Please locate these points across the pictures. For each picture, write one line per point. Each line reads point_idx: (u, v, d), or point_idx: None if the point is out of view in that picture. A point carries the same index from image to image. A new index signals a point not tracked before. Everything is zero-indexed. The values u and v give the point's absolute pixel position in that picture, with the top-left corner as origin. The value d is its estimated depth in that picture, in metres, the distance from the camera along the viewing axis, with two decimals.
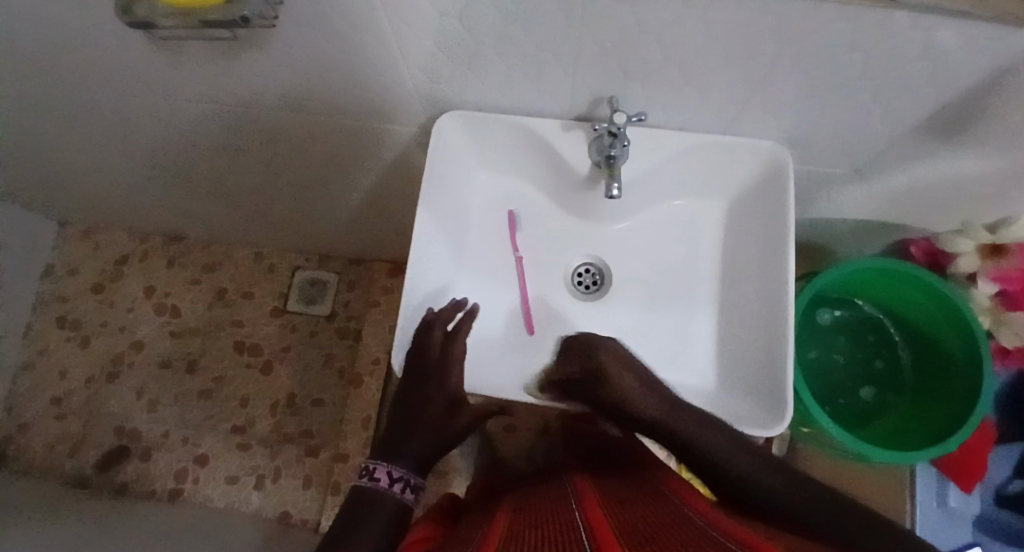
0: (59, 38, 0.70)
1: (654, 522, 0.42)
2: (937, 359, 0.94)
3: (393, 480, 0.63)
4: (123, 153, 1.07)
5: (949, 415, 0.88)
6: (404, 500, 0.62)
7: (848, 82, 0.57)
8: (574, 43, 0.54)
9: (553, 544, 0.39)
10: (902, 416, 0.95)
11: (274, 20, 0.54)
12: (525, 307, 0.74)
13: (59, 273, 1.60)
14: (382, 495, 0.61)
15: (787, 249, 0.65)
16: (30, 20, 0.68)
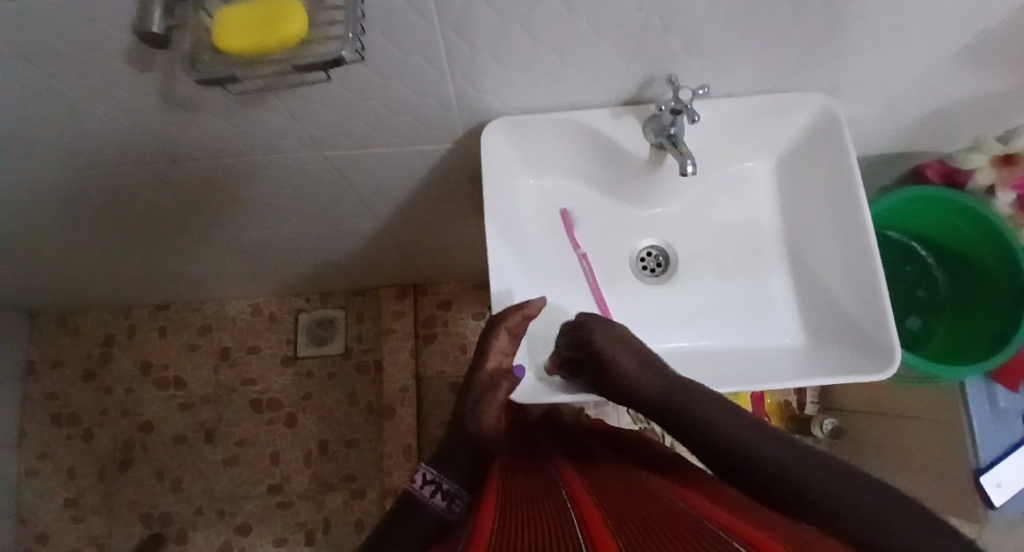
0: (49, 119, 0.64)
1: (649, 516, 0.36)
2: (975, 272, 0.96)
3: (425, 482, 0.60)
4: (107, 228, 0.99)
5: (1001, 322, 0.91)
6: (432, 504, 0.57)
7: (899, 19, 0.57)
8: (639, 23, 0.52)
9: (542, 530, 0.34)
10: (951, 333, 0.98)
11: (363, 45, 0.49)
12: (600, 304, 0.71)
13: (43, 368, 1.49)
14: (412, 498, 0.58)
15: (858, 192, 0.64)
16: (15, 105, 0.62)
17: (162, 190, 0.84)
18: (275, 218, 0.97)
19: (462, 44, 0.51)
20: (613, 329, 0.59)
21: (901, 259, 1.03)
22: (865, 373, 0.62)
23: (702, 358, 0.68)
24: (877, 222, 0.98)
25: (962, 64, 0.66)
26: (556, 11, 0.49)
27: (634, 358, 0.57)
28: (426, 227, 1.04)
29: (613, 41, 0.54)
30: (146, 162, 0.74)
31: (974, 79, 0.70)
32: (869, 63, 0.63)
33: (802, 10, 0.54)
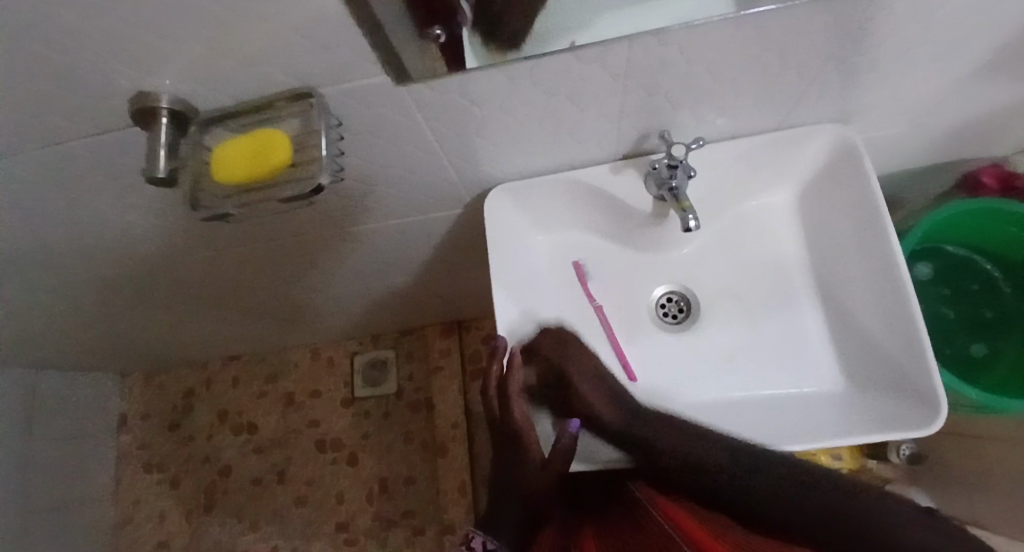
0: (105, 235, 0.71)
1: None
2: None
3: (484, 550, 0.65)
4: (171, 304, 1.06)
5: None
6: None
7: (900, 52, 0.54)
8: (620, 91, 0.54)
9: None
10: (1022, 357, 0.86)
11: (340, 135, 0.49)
12: (620, 359, 0.69)
13: (133, 422, 1.60)
14: None
15: (887, 229, 0.61)
16: (74, 229, 0.68)
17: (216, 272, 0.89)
18: (318, 282, 1.02)
19: (452, 131, 0.55)
20: (587, 360, 0.67)
21: (961, 279, 0.92)
22: (905, 427, 0.58)
23: (730, 408, 0.66)
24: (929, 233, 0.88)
25: (982, 82, 0.62)
26: (534, 95, 0.52)
27: (598, 386, 0.66)
28: (459, 275, 1.07)
29: (598, 107, 0.56)
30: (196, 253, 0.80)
31: (1003, 92, 0.65)
32: (878, 92, 0.61)
33: (789, 58, 0.53)
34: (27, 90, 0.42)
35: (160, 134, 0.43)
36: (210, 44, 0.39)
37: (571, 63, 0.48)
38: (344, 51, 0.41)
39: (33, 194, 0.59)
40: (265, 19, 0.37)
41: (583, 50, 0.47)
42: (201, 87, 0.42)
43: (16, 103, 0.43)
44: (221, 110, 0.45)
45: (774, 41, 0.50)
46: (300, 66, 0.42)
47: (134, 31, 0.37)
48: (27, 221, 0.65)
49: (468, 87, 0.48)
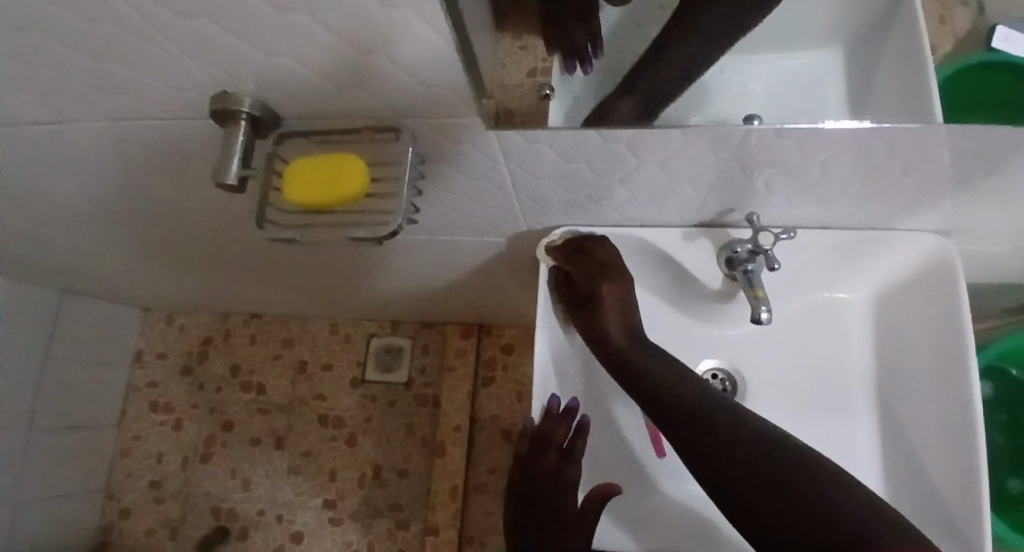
0: (156, 202, 0.70)
1: None
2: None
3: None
4: (210, 259, 1.02)
5: None
6: None
7: (1011, 172, 0.50)
8: (709, 166, 0.51)
9: None
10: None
11: (421, 163, 0.50)
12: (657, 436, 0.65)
13: (148, 358, 1.51)
14: None
15: (968, 360, 0.56)
16: (131, 194, 0.68)
17: (263, 242, 0.86)
18: (363, 266, 0.97)
19: (528, 174, 0.54)
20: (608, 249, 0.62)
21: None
22: None
23: None
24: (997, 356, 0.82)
25: None
26: (620, 153, 0.50)
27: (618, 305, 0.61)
28: (500, 289, 1.04)
29: (687, 176, 0.53)
30: (247, 222, 0.74)
31: None
32: (992, 216, 0.57)
33: (912, 168, 0.51)
34: (105, 66, 0.39)
35: (237, 136, 0.41)
36: (305, 63, 0.37)
37: (674, 137, 0.48)
38: (443, 91, 0.39)
39: (102, 158, 0.59)
40: (368, 53, 0.36)
41: (691, 128, 0.47)
42: (289, 100, 0.41)
43: (90, 74, 0.41)
44: (307, 125, 0.44)
45: (900, 153, 0.49)
46: (393, 102, 0.41)
47: (232, 41, 0.35)
48: (80, 166, 0.61)
49: (557, 141, 0.48)
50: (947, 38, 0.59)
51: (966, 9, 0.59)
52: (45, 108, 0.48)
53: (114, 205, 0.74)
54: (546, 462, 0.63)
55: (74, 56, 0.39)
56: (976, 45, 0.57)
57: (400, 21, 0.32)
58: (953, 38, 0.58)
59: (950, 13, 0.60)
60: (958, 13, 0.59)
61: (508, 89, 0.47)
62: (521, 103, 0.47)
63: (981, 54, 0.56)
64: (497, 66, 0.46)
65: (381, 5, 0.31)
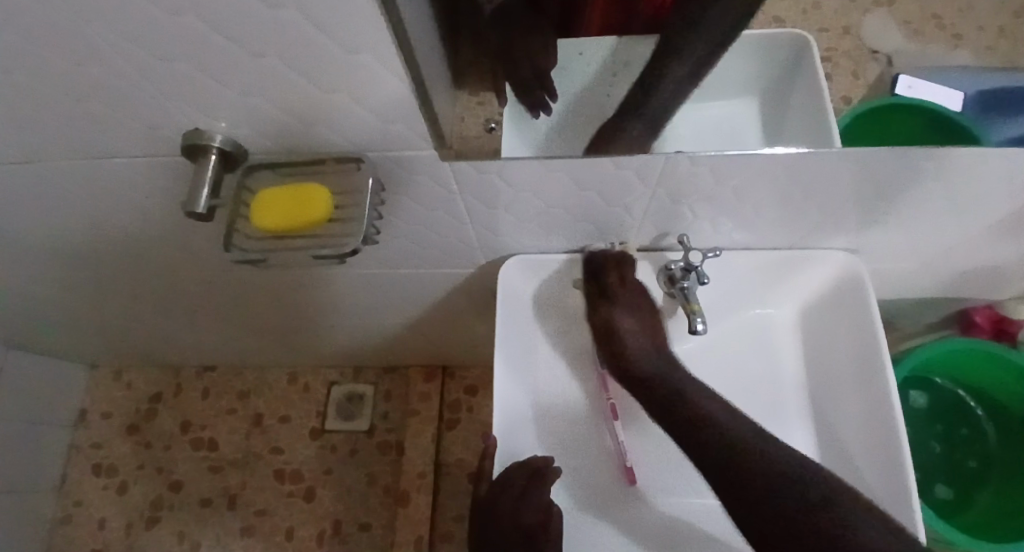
0: (114, 238, 0.70)
1: None
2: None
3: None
4: (162, 303, 0.99)
5: None
6: None
7: (903, 191, 0.57)
8: (643, 192, 0.58)
9: None
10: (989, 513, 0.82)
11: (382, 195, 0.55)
12: (618, 453, 0.68)
13: (93, 418, 1.43)
14: None
15: (884, 363, 0.62)
16: (87, 230, 0.68)
17: (221, 280, 0.86)
18: (326, 307, 0.98)
19: (480, 202, 0.59)
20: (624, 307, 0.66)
21: (955, 420, 0.88)
22: None
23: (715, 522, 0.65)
24: (930, 365, 0.85)
25: (989, 236, 0.64)
26: (561, 182, 0.56)
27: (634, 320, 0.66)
28: (460, 326, 1.06)
29: (623, 203, 0.60)
30: (209, 261, 0.74)
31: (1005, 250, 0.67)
32: (894, 236, 0.65)
33: (814, 194, 0.58)
34: (84, 105, 0.43)
35: (207, 169, 0.44)
36: (277, 102, 0.41)
37: (607, 167, 0.54)
38: (401, 127, 0.44)
39: (63, 194, 0.59)
40: (334, 94, 0.40)
41: (623, 157, 0.53)
42: (258, 137, 0.45)
43: (67, 112, 0.44)
44: (272, 158, 0.48)
45: (804, 179, 0.56)
46: (356, 138, 0.45)
47: (210, 81, 0.39)
48: (39, 202, 0.61)
49: (506, 171, 0.54)
50: (859, 87, 0.66)
51: (875, 62, 0.67)
52: (15, 145, 0.50)
53: (73, 247, 0.74)
54: (511, 484, 0.64)
55: (55, 93, 0.41)
56: (882, 92, 0.65)
57: (364, 65, 0.37)
58: (865, 87, 0.66)
59: (862, 67, 0.67)
60: (869, 66, 0.67)
61: (467, 139, 0.52)
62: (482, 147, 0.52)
63: (887, 100, 0.64)
64: (456, 117, 0.51)
65: (347, 51, 0.36)
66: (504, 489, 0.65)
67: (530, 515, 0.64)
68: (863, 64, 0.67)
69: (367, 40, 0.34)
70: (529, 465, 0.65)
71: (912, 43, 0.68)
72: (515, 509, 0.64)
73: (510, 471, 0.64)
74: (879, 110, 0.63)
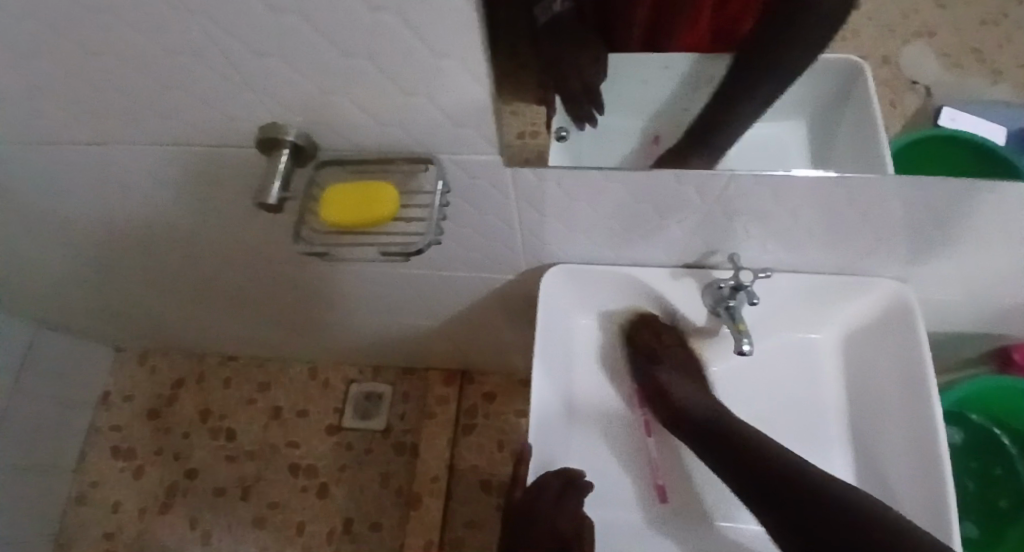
0: (163, 223, 0.71)
1: None
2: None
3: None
4: (196, 290, 1.00)
5: None
6: None
7: (959, 223, 0.57)
8: (699, 209, 0.58)
9: None
10: None
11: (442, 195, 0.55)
12: (651, 469, 0.68)
13: (115, 400, 1.44)
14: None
15: (931, 395, 0.61)
16: (138, 214, 0.69)
17: (258, 271, 0.86)
18: (357, 304, 0.99)
19: (531, 209, 0.59)
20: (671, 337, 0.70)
21: (991, 459, 0.86)
22: None
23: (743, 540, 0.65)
24: (963, 400, 0.84)
25: None
26: (617, 194, 0.56)
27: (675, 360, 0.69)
28: (486, 331, 1.06)
29: (675, 217, 0.59)
30: (251, 251, 0.75)
31: None
32: (943, 265, 0.64)
33: (871, 218, 0.58)
34: (161, 91, 0.43)
35: (278, 161, 0.45)
36: (353, 99, 0.41)
37: (665, 181, 0.54)
38: (470, 131, 0.44)
39: (122, 177, 0.60)
40: (410, 95, 0.40)
41: (680, 173, 0.53)
42: (328, 132, 0.45)
43: (144, 98, 0.44)
44: (341, 155, 0.48)
45: (860, 205, 0.56)
46: (423, 140, 0.46)
47: (291, 76, 0.39)
48: (97, 183, 0.62)
49: (563, 179, 0.54)
50: (898, 117, 0.63)
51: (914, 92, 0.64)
52: (86, 127, 0.51)
53: (121, 230, 0.75)
54: (543, 491, 0.64)
55: (137, 79, 0.42)
56: (923, 124, 0.62)
57: (445, 69, 0.37)
58: (910, 110, 0.64)
59: (908, 96, 0.66)
60: (913, 94, 0.66)
61: (510, 147, 0.51)
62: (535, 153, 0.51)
63: (931, 130, 0.62)
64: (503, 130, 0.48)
65: (429, 53, 0.36)
66: (536, 495, 0.64)
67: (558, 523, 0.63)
68: (902, 93, 0.64)
69: (454, 43, 0.35)
70: (564, 475, 0.65)
71: None
72: (545, 516, 0.64)
73: (545, 477, 0.64)
74: (928, 137, 0.62)
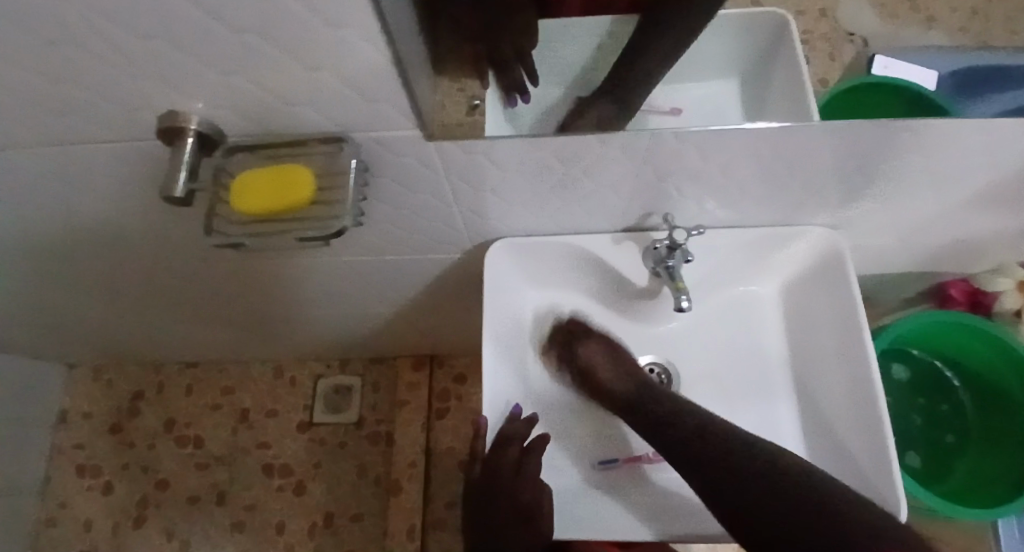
0: (91, 230, 0.68)
1: None
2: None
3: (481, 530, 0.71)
4: (139, 297, 0.97)
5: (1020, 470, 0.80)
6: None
7: (882, 164, 0.58)
8: (631, 172, 0.58)
9: None
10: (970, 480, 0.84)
11: (368, 175, 0.55)
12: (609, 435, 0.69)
13: (74, 418, 1.40)
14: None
15: (864, 336, 0.63)
16: (60, 220, 0.66)
17: (198, 271, 0.84)
18: (310, 297, 0.97)
19: (465, 185, 0.58)
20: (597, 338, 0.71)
21: (936, 394, 0.89)
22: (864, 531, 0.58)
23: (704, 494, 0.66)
24: (906, 338, 0.87)
25: (969, 208, 0.65)
26: (548, 162, 0.56)
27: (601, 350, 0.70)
28: (446, 313, 1.06)
29: (609, 183, 0.59)
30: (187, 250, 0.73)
31: (983, 221, 0.68)
32: (872, 210, 0.65)
33: (797, 168, 0.58)
34: (54, 90, 0.41)
35: (185, 152, 0.44)
36: (256, 83, 0.40)
37: (593, 146, 0.54)
38: (384, 107, 0.44)
39: (34, 183, 0.57)
40: (312, 71, 0.39)
41: (606, 137, 0.53)
42: (236, 118, 0.44)
43: (36, 98, 0.42)
44: (253, 141, 0.47)
45: (785, 156, 0.57)
46: (337, 118, 0.45)
47: (185, 62, 0.38)
48: (9, 193, 0.59)
49: (491, 153, 0.53)
50: (836, 68, 0.65)
51: (852, 44, 0.68)
52: None
53: (48, 240, 0.72)
54: (505, 455, 0.66)
55: (23, 77, 0.40)
56: (857, 72, 0.65)
57: (343, 40, 0.36)
58: (842, 68, 0.65)
59: (837, 50, 0.67)
60: (845, 46, 0.67)
61: (450, 127, 0.52)
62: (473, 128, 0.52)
63: (861, 80, 0.64)
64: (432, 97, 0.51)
65: (326, 23, 0.35)
66: (498, 459, 0.66)
67: (520, 480, 0.66)
68: (838, 46, 0.67)
69: (346, 13, 0.34)
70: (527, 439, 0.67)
71: (888, 24, 0.70)
72: (508, 473, 0.67)
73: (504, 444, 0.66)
74: (856, 90, 0.63)
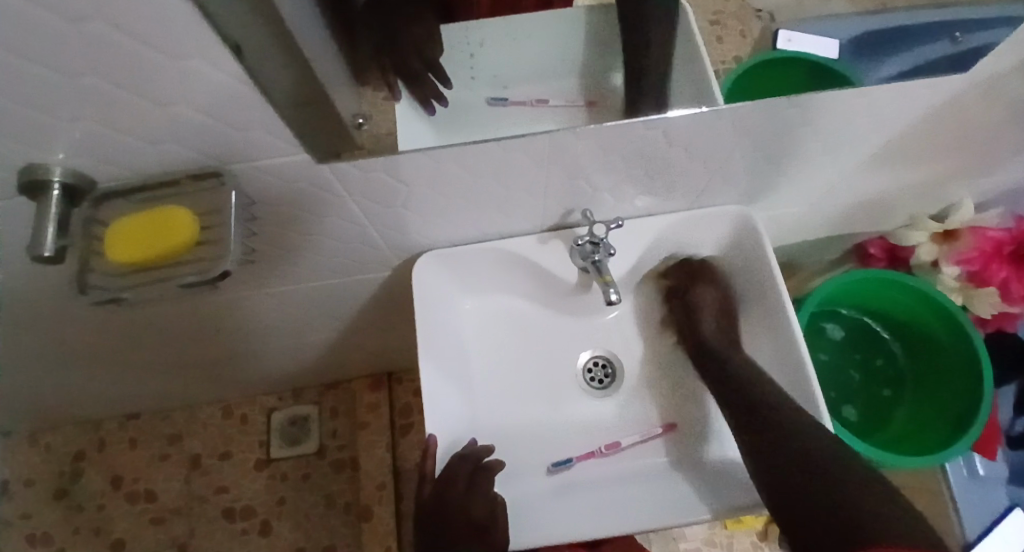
0: None
1: None
2: (950, 372, 0.86)
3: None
4: (58, 354, 0.91)
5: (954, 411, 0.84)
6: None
7: (781, 139, 0.59)
8: (541, 172, 0.57)
9: None
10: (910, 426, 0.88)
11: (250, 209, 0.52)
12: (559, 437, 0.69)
13: (14, 490, 1.31)
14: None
15: (786, 305, 0.64)
16: None
17: (116, 320, 0.79)
18: (245, 332, 0.93)
19: (375, 203, 0.57)
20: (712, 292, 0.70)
21: (869, 349, 0.92)
22: None
23: (656, 481, 0.67)
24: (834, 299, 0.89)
25: (875, 169, 0.67)
26: (455, 172, 0.54)
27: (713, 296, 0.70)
28: (390, 330, 1.04)
29: (524, 184, 0.59)
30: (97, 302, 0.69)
31: (889, 179, 0.70)
32: (783, 182, 0.67)
33: (699, 152, 0.59)
34: None
35: (51, 206, 0.41)
36: (114, 123, 0.38)
37: (495, 151, 0.53)
38: (260, 133, 0.42)
39: None
40: (169, 104, 0.37)
41: (507, 140, 0.53)
42: (105, 162, 0.41)
43: None
44: (126, 185, 0.44)
45: (687, 141, 0.57)
46: (214, 150, 0.42)
47: (26, 112, 0.35)
48: None
49: (393, 169, 0.52)
50: (742, 45, 0.66)
51: (760, 19, 0.69)
52: None
53: None
54: (454, 471, 0.62)
55: None
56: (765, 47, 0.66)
57: (193, 69, 0.34)
58: (750, 44, 0.66)
59: (746, 27, 0.67)
60: (753, 23, 0.68)
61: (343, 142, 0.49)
62: (375, 146, 0.50)
63: (769, 54, 0.65)
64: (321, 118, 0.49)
65: (172, 57, 0.33)
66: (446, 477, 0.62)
67: (471, 499, 0.62)
68: (747, 23, 0.67)
69: (188, 43, 0.32)
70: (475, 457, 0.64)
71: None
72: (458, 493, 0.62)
73: (453, 463, 0.63)
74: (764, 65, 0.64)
